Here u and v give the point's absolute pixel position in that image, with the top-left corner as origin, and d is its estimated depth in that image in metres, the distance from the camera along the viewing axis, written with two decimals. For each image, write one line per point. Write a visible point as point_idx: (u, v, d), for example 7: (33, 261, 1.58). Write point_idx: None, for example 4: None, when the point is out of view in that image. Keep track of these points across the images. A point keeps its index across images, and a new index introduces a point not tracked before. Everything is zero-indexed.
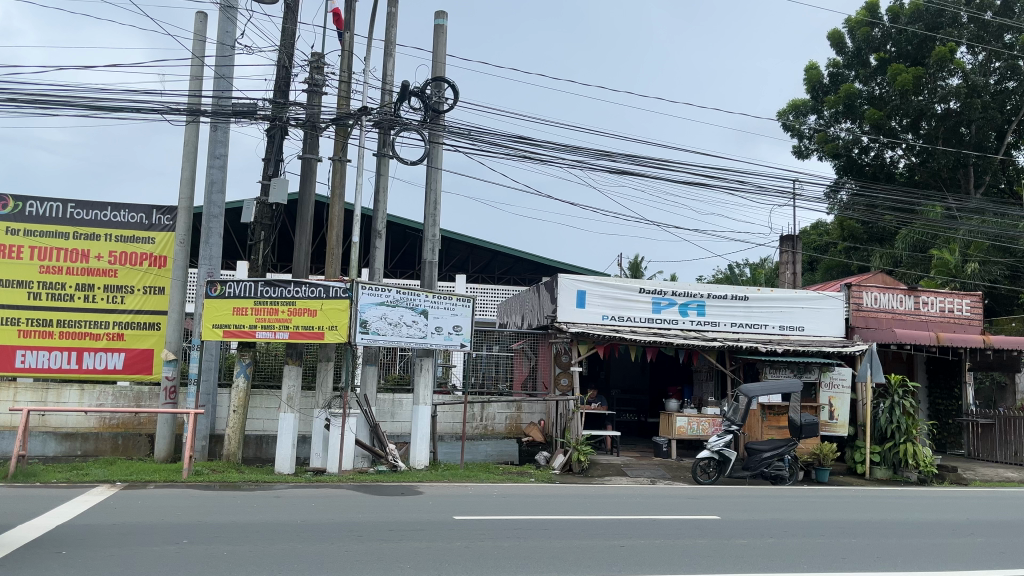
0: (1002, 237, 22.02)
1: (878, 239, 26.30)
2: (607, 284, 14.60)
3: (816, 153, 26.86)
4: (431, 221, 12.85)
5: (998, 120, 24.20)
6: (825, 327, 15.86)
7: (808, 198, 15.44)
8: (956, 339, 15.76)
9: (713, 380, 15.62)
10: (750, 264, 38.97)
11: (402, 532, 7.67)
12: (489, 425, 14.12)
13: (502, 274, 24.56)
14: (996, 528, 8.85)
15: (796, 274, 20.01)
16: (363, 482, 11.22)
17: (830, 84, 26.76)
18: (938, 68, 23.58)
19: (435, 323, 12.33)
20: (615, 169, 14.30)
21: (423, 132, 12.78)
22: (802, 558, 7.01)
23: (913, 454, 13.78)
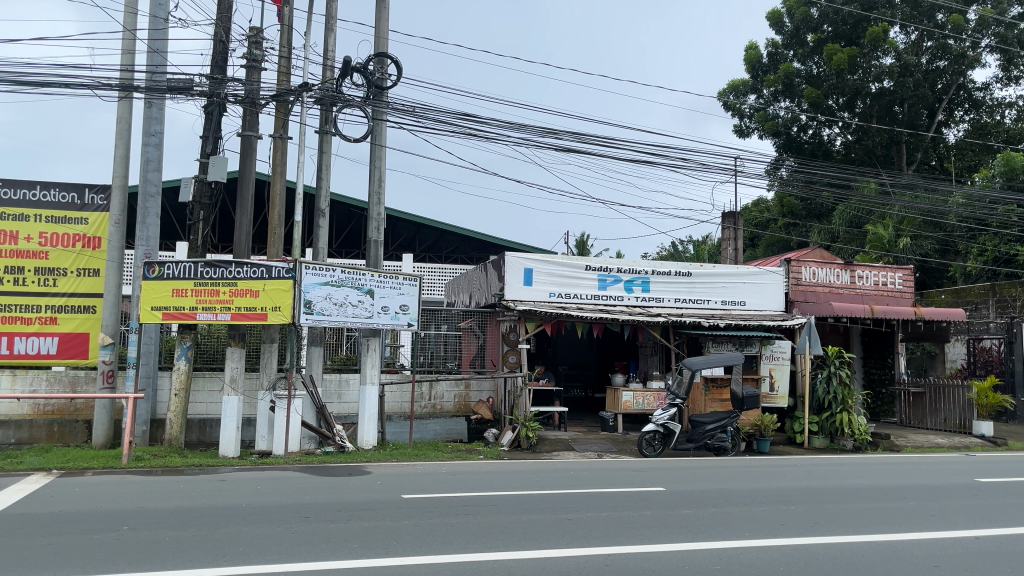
0: (933, 213, 22.92)
1: (816, 214, 27.00)
2: (553, 261, 14.67)
3: (755, 132, 27.35)
4: (376, 199, 12.69)
5: (929, 99, 24.94)
6: (765, 301, 16.23)
7: (749, 175, 15.73)
8: (889, 311, 16.30)
9: (657, 355, 15.97)
10: (693, 240, 39.47)
11: (350, 512, 7.65)
12: (438, 404, 14.17)
13: (449, 252, 24.47)
14: (925, 491, 9.26)
15: (738, 248, 20.41)
16: (310, 464, 11.14)
17: (769, 64, 27.06)
18: (873, 48, 24.10)
19: (381, 303, 12.24)
20: (560, 147, 14.34)
21: (366, 109, 12.62)
22: (741, 525, 7.22)
23: (848, 423, 14.37)
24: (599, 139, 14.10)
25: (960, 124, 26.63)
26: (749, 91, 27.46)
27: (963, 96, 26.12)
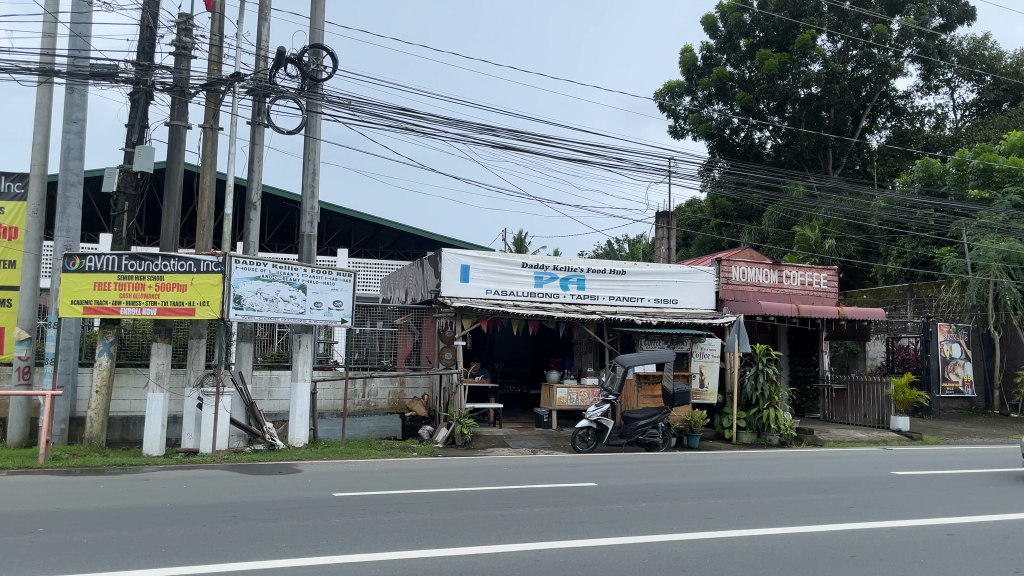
0: (857, 215, 23.70)
1: (747, 215, 27.59)
2: (490, 258, 14.67)
3: (689, 133, 27.86)
4: (310, 192, 12.48)
5: (854, 106, 25.76)
6: (696, 300, 16.55)
7: (682, 176, 16.01)
8: (814, 310, 16.79)
9: (591, 352, 16.13)
10: (628, 239, 39.98)
11: (279, 511, 7.51)
12: (372, 401, 14.01)
13: (385, 248, 24.23)
14: (845, 484, 9.58)
15: (671, 247, 20.76)
16: (239, 462, 10.89)
17: (704, 67, 27.60)
18: (802, 54, 24.79)
19: (314, 298, 12.04)
20: (497, 144, 14.34)
21: (300, 101, 12.40)
22: (670, 520, 7.35)
23: (774, 418, 14.73)
24: (536, 137, 14.12)
25: (882, 130, 27.70)
26: (684, 93, 27.95)
27: (885, 104, 27.13)
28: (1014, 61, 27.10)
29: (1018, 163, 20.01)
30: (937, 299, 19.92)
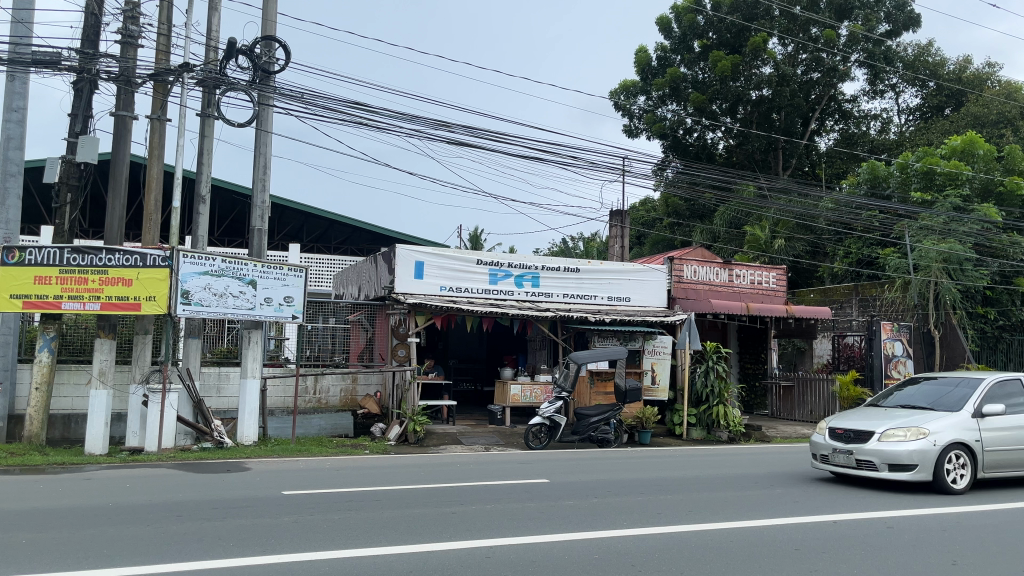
0: (805, 216, 24.21)
1: (699, 215, 27.97)
2: (445, 255, 14.62)
3: (643, 133, 28.14)
4: (261, 186, 12.28)
5: (804, 108, 26.30)
6: (649, 298, 16.73)
7: (635, 174, 16.16)
8: (763, 309, 17.09)
9: (545, 349, 16.19)
10: (583, 236, 40.21)
11: (225, 509, 7.37)
12: (323, 399, 13.87)
13: (338, 244, 23.95)
14: (791, 479, 9.80)
15: (624, 246, 20.93)
16: (186, 460, 10.68)
17: (658, 67, 27.91)
18: (753, 57, 25.19)
19: (264, 294, 11.84)
20: (452, 140, 14.31)
21: (251, 93, 12.19)
22: (621, 516, 7.42)
23: (723, 415, 14.96)
24: (491, 134, 14.14)
25: (830, 133, 28.32)
26: (638, 93, 28.19)
27: (834, 107, 27.72)
28: (956, 68, 27.87)
29: (959, 167, 20.49)
30: (881, 299, 20.47)
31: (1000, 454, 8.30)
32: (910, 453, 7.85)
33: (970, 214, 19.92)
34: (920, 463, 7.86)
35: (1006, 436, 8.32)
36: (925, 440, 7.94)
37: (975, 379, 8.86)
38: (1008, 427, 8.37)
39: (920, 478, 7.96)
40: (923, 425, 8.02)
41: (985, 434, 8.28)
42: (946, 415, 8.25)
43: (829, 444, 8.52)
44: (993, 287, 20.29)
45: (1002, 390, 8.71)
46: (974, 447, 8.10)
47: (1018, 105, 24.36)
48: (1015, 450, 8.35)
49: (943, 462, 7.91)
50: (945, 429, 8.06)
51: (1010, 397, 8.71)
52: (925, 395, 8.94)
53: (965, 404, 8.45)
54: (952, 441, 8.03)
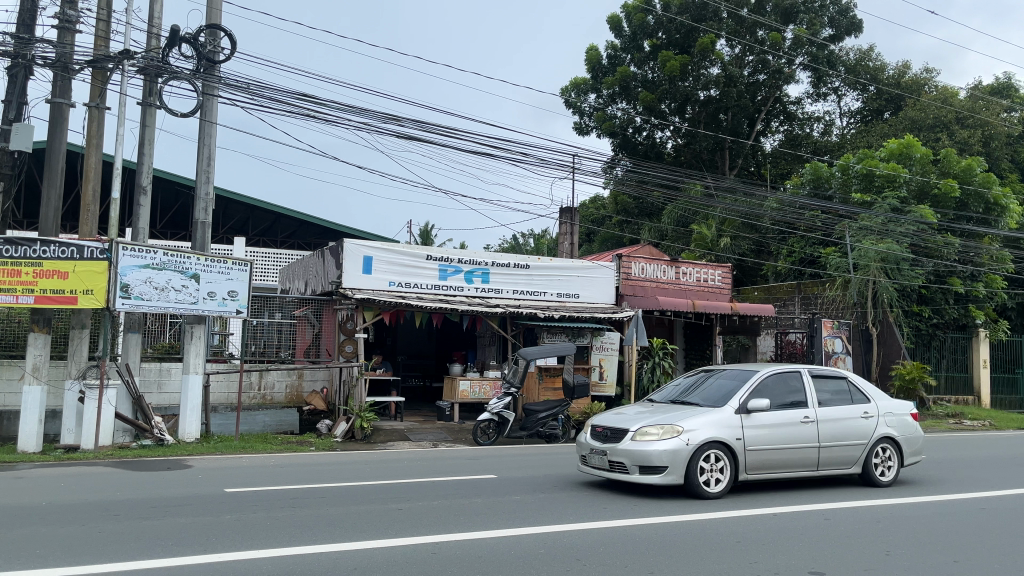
0: (750, 215, 24.70)
1: (647, 213, 28.30)
2: (393, 250, 14.50)
3: (593, 130, 28.35)
4: (204, 177, 12.01)
5: (750, 109, 26.78)
6: (598, 294, 16.86)
7: (584, 172, 16.25)
8: (709, 307, 17.35)
9: (495, 345, 16.17)
10: (533, 233, 40.32)
11: (163, 508, 7.19)
12: (267, 395, 13.66)
13: (285, 237, 23.53)
14: None
15: (574, 243, 21.04)
16: (124, 458, 10.40)
17: (608, 66, 28.12)
18: (701, 57, 25.56)
19: (207, 289, 11.58)
20: (402, 134, 14.19)
21: (195, 83, 11.91)
22: (568, 510, 7.46)
23: None
24: (441, 129, 14.04)
25: (776, 134, 28.90)
26: (589, 90, 28.37)
27: (779, 109, 28.31)
28: (895, 73, 28.65)
29: (897, 169, 21.17)
30: (822, 297, 21.01)
31: (766, 456, 7.65)
32: (661, 452, 7.16)
33: (907, 214, 20.53)
34: (668, 465, 7.18)
35: (776, 435, 7.70)
36: (679, 439, 7.24)
37: (750, 373, 8.24)
38: (777, 424, 7.75)
39: (672, 480, 7.24)
40: (678, 422, 7.33)
41: (750, 432, 7.62)
42: (708, 412, 7.57)
43: (587, 443, 7.79)
44: (927, 285, 21.00)
45: (778, 385, 8.11)
46: (733, 446, 7.43)
47: (953, 110, 25.19)
48: (783, 450, 7.73)
49: (696, 463, 7.23)
50: (700, 427, 7.38)
51: (788, 393, 8.11)
52: (700, 390, 8.27)
53: (731, 400, 7.78)
54: (707, 441, 7.36)
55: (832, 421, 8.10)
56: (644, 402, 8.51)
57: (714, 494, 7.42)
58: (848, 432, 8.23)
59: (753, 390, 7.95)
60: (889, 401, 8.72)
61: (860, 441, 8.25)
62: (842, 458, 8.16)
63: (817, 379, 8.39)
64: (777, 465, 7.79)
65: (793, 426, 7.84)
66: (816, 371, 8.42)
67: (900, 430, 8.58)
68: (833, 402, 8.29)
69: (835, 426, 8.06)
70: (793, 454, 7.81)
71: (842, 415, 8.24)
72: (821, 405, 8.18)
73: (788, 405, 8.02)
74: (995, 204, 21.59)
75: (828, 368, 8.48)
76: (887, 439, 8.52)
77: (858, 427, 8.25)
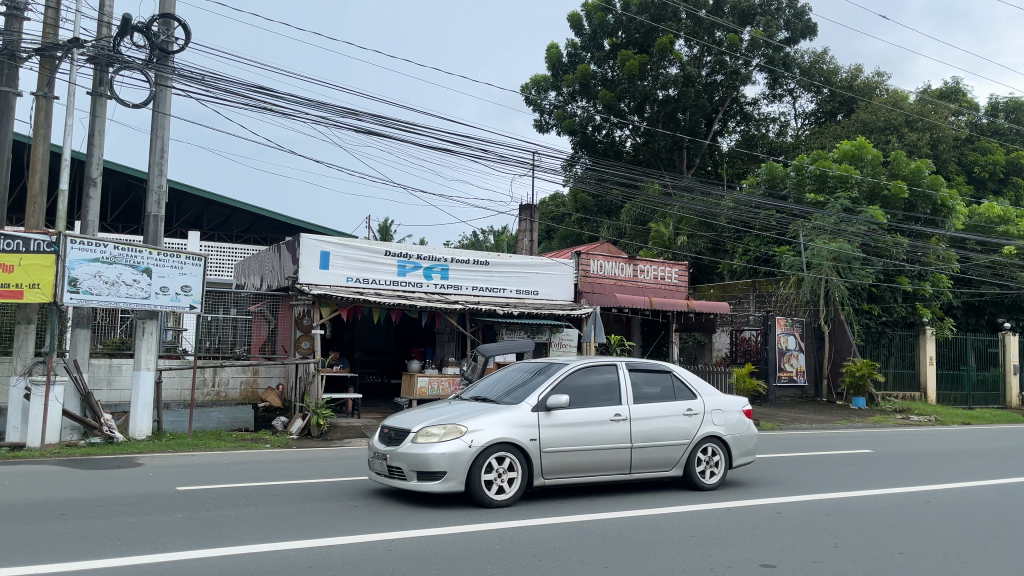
0: (706, 214, 25.05)
1: (606, 211, 28.53)
2: (351, 246, 14.39)
3: (553, 128, 28.47)
4: (157, 170, 11.77)
5: (707, 109, 27.15)
6: (557, 292, 16.93)
7: (544, 169, 16.27)
8: (665, 304, 17.52)
9: (453, 342, 16.16)
10: (493, 230, 40.34)
11: (114, 507, 7.04)
12: (222, 391, 13.47)
13: (241, 232, 23.18)
14: None
15: (533, 240, 21.09)
16: (72, 456, 10.14)
17: (568, 64, 28.26)
18: (660, 57, 25.81)
19: (160, 283, 11.36)
20: (360, 128, 14.04)
21: (147, 73, 11.65)
22: None
23: None
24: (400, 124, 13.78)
25: (732, 134, 29.33)
26: (549, 88, 28.47)
27: (736, 109, 28.71)
28: (848, 75, 29.21)
29: (849, 170, 21.63)
30: (776, 295, 21.41)
31: (569, 458, 6.77)
32: (437, 456, 6.22)
33: (858, 214, 21.01)
34: (448, 471, 6.24)
35: (579, 435, 6.82)
36: (459, 441, 6.30)
37: (557, 366, 7.34)
38: (579, 424, 6.85)
39: (454, 487, 6.30)
40: (459, 421, 6.38)
41: (548, 432, 6.73)
42: (500, 409, 6.65)
43: (368, 447, 6.79)
44: (877, 284, 21.53)
45: (593, 381, 7.22)
46: (526, 449, 6.51)
47: (903, 113, 25.82)
48: (590, 451, 6.87)
49: (479, 468, 6.31)
50: (487, 427, 6.44)
51: (601, 390, 7.21)
52: (507, 384, 7.35)
53: (529, 396, 6.86)
54: (496, 443, 6.43)
55: (647, 420, 7.23)
56: (448, 399, 7.55)
57: (506, 502, 6.52)
58: (667, 432, 7.38)
59: (562, 386, 7.05)
60: (721, 397, 7.88)
61: (681, 442, 7.41)
62: (659, 460, 7.32)
63: (638, 375, 7.53)
64: (581, 468, 6.92)
65: (601, 425, 6.96)
66: (633, 363, 7.55)
67: (730, 429, 7.75)
68: (654, 397, 7.46)
69: (649, 424, 7.19)
70: (605, 456, 6.96)
71: (663, 412, 7.40)
72: (639, 401, 7.34)
73: (598, 402, 7.13)
74: (942, 205, 22.19)
75: (648, 360, 7.64)
76: (715, 439, 7.69)
77: (679, 426, 7.41)
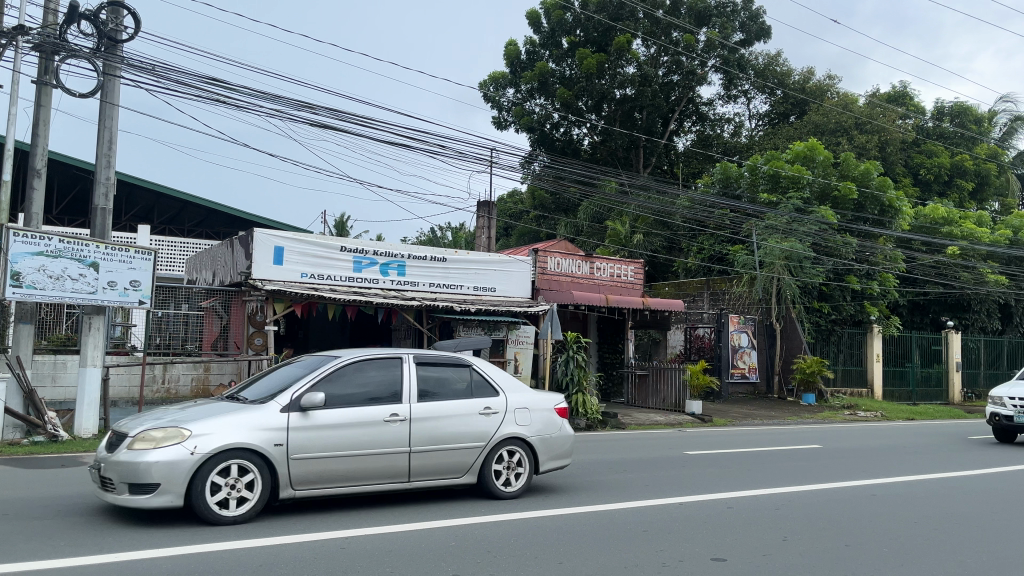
0: (662, 213, 25.33)
1: (563, 208, 28.64)
2: (306, 241, 14.24)
3: (512, 125, 28.47)
4: (104, 162, 11.47)
5: (664, 109, 27.47)
6: (514, 288, 16.94)
7: (501, 165, 16.26)
8: (621, 302, 17.62)
9: (410, 339, 16.10)
10: (451, 226, 40.21)
11: (57, 507, 6.83)
12: (172, 388, 13.13)
13: (193, 226, 22.72)
14: (643, 463, 10.23)
15: (491, 237, 21.06)
16: (13, 455, 9.83)
17: (527, 61, 28.27)
18: (618, 56, 25.99)
19: (108, 278, 11.07)
20: (315, 122, 13.89)
21: (95, 62, 11.34)
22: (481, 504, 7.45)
23: (582, 403, 15.16)
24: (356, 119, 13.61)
25: (688, 134, 29.72)
26: (507, 85, 28.47)
27: (692, 109, 29.06)
28: (801, 78, 29.70)
29: (800, 171, 22.05)
30: (729, 293, 21.78)
31: (329, 465, 5.97)
32: (148, 466, 5.35)
33: (810, 215, 21.44)
34: (163, 484, 5.37)
35: (343, 438, 6.03)
36: (179, 447, 5.45)
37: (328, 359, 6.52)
38: (341, 425, 6.04)
39: (174, 502, 5.45)
40: (182, 424, 5.54)
41: (300, 435, 5.91)
42: (242, 410, 5.82)
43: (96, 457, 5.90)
44: (827, 283, 22.02)
45: (369, 380, 6.41)
46: (266, 455, 5.68)
47: (853, 115, 26.40)
48: (360, 456, 6.09)
49: (202, 479, 5.46)
50: (217, 431, 5.59)
51: (381, 390, 6.41)
52: (273, 379, 6.52)
53: (282, 394, 6.03)
54: (228, 450, 5.59)
55: (434, 421, 6.45)
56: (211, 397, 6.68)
57: (245, 518, 5.69)
58: (461, 433, 6.59)
59: (325, 386, 6.22)
60: (530, 395, 7.13)
61: (475, 444, 6.64)
62: (438, 466, 6.49)
63: (429, 369, 6.75)
64: (345, 477, 6.10)
65: (370, 428, 6.16)
66: (421, 357, 6.75)
67: (538, 431, 7.01)
68: (446, 394, 6.70)
69: (436, 424, 6.44)
70: (378, 463, 6.18)
71: (458, 410, 6.65)
72: (427, 398, 6.58)
73: (372, 403, 6.32)
74: (890, 206, 22.74)
75: (440, 353, 6.85)
76: (521, 442, 6.93)
77: (472, 427, 6.62)
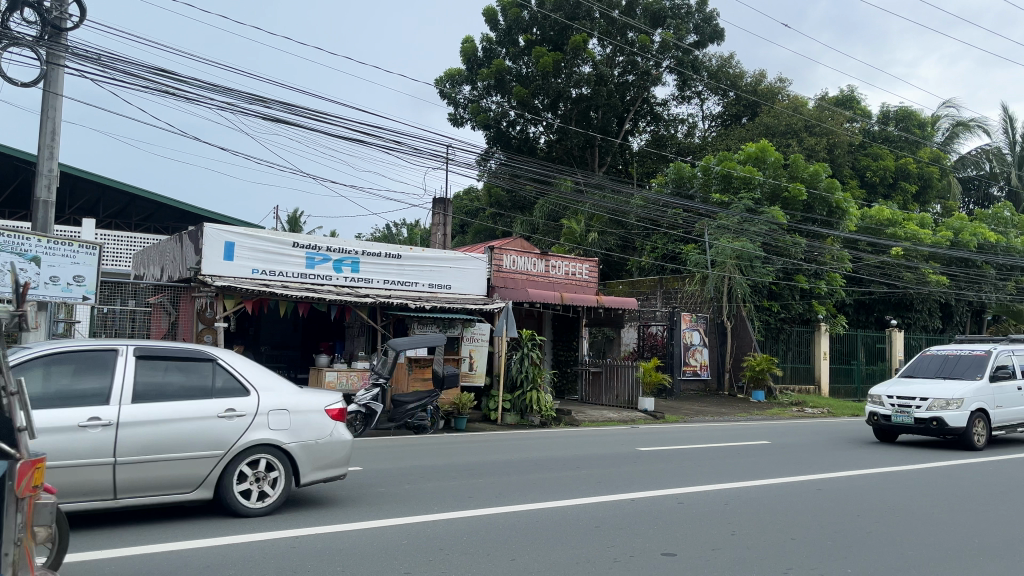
0: (617, 212, 25.55)
1: (519, 206, 28.68)
2: (258, 236, 14.00)
3: (468, 122, 28.38)
4: (47, 154, 11.13)
5: (619, 108, 27.72)
6: (469, 286, 16.91)
7: (457, 163, 16.18)
8: (576, 299, 17.72)
9: (363, 336, 15.98)
10: (406, 223, 39.94)
11: None
12: None
13: (139, 221, 22.17)
14: (596, 460, 10.30)
15: (446, 234, 20.99)
16: None
17: (484, 58, 28.07)
18: (574, 55, 26.11)
19: (50, 273, 10.73)
20: (268, 116, 13.67)
21: (38, 50, 10.99)
22: (433, 501, 7.43)
23: (536, 400, 15.37)
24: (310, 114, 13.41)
25: (642, 134, 30.05)
26: (463, 82, 28.38)
27: (646, 109, 29.33)
28: (753, 80, 30.10)
29: (752, 172, 22.42)
30: (682, 292, 22.08)
31: None
32: None
33: (760, 215, 21.84)
34: None
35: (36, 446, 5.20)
36: None
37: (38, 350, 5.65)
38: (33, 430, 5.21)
39: None
40: None
41: None
42: None
43: None
44: (777, 283, 22.47)
45: (76, 381, 5.58)
46: None
47: (802, 118, 26.93)
48: (59, 467, 5.28)
49: None
50: None
51: (84, 391, 5.58)
52: None
53: None
54: None
55: (151, 427, 5.67)
56: None
57: None
58: (186, 441, 5.79)
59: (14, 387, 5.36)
60: (290, 395, 6.38)
61: (211, 453, 5.86)
62: (168, 478, 5.72)
63: (167, 365, 5.99)
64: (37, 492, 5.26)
65: (58, 435, 5.31)
66: (155, 352, 5.96)
67: (299, 436, 6.27)
68: (185, 394, 5.95)
69: (165, 429, 5.70)
70: (84, 476, 5.38)
71: (198, 412, 5.90)
72: (160, 400, 5.82)
73: (73, 404, 5.49)
74: (837, 207, 23.27)
75: (185, 347, 6.10)
76: (276, 450, 6.17)
77: (213, 432, 5.88)
